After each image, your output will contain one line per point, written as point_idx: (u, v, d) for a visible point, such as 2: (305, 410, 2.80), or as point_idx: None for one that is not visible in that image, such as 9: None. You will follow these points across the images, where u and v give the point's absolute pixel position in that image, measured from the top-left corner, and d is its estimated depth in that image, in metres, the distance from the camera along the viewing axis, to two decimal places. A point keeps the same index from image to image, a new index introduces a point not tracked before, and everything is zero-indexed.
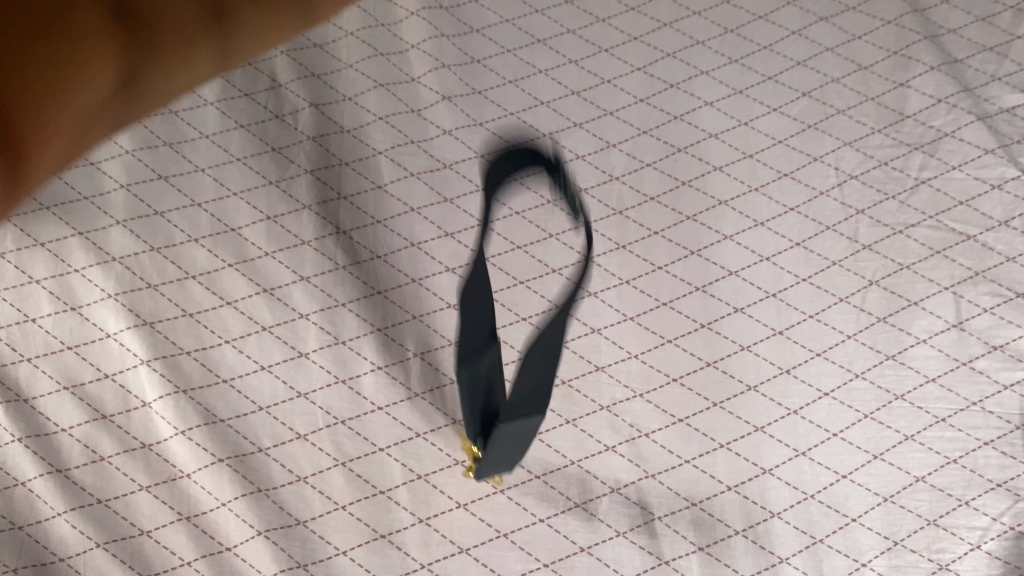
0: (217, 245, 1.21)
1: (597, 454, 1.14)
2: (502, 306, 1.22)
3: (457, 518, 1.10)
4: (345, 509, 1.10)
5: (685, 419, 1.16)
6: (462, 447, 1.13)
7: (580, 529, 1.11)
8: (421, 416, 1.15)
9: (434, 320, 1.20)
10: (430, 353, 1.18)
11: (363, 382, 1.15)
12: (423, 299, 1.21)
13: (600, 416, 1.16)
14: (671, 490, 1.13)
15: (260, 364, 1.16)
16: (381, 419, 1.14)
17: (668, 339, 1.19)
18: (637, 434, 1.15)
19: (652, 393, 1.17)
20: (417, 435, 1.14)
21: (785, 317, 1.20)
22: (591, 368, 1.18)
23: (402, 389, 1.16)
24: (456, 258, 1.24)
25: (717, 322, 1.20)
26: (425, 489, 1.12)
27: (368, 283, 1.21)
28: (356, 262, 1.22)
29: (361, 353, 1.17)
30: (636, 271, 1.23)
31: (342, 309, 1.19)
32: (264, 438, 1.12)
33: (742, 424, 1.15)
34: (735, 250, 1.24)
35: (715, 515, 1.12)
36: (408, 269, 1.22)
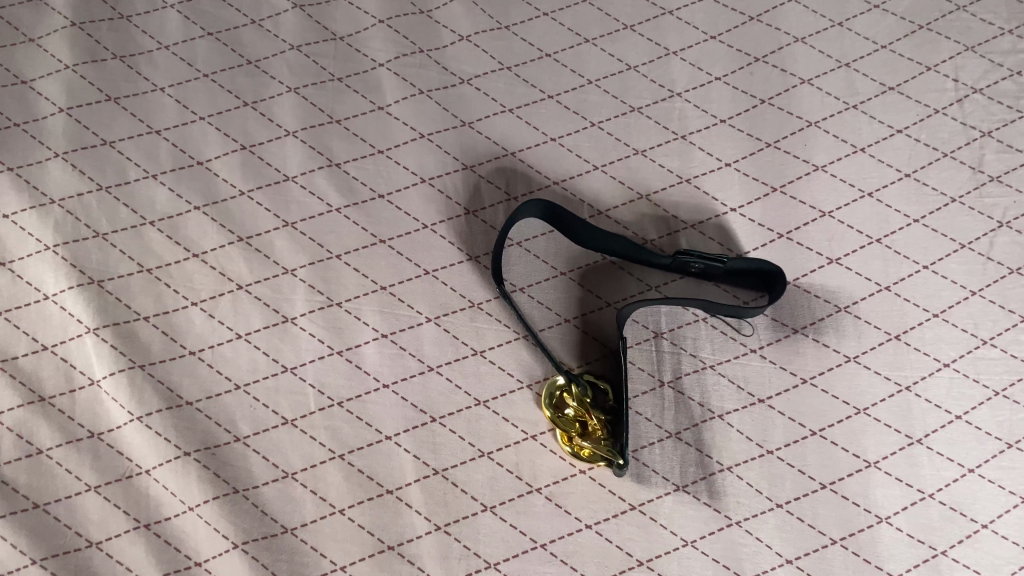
0: (180, 183, 0.98)
1: (657, 442, 0.92)
2: (536, 258, 0.98)
3: (483, 524, 0.88)
4: (344, 513, 0.88)
5: (766, 400, 0.93)
6: (488, 434, 0.92)
7: (637, 537, 0.88)
8: (437, 396, 0.93)
9: (450, 276, 0.97)
10: (447, 317, 0.95)
11: (364, 354, 0.93)
12: (438, 249, 0.97)
13: (659, 394, 0.94)
14: (751, 487, 0.90)
15: (236, 333, 0.93)
16: (389, 399, 0.92)
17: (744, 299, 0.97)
18: (708, 417, 0.92)
19: (725, 365, 0.94)
20: (433, 420, 0.92)
21: (894, 267, 0.96)
22: (648, 335, 0.96)
23: (413, 362, 0.93)
24: (478, 198, 0.99)
25: (806, 277, 0.96)
26: (443, 489, 0.89)
27: (368, 230, 0.97)
28: (353, 203, 0.98)
29: (362, 319, 0.94)
30: (704, 213, 0.99)
31: (337, 263, 0.96)
32: (242, 424, 0.90)
33: (840, 405, 0.92)
34: (830, 184, 0.99)
35: (807, 520, 0.88)
36: (419, 211, 0.98)
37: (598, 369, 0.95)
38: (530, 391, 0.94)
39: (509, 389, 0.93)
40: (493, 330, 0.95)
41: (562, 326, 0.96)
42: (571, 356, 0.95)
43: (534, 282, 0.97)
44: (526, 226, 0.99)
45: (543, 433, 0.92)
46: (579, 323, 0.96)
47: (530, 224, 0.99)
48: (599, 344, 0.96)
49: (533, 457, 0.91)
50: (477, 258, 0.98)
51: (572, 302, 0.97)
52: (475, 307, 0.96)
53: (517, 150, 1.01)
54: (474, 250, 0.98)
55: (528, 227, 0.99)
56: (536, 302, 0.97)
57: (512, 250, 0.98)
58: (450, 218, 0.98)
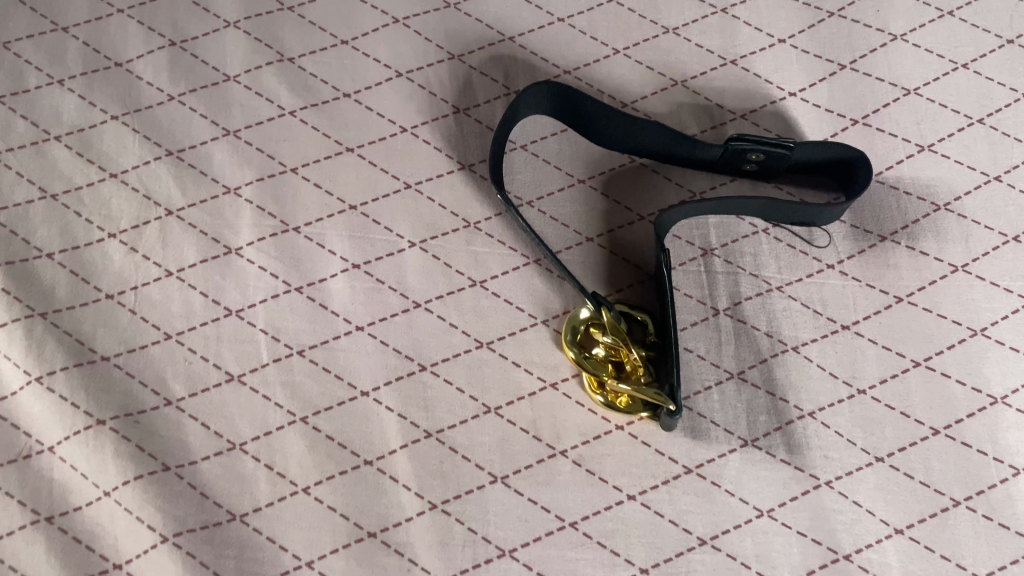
0: (93, 88, 0.77)
1: (715, 386, 0.70)
2: (547, 164, 0.77)
3: (493, 500, 0.67)
4: (308, 493, 0.67)
5: (852, 326, 0.72)
6: (494, 385, 0.70)
7: (696, 508, 0.67)
8: (426, 339, 0.71)
9: (438, 190, 0.76)
10: (436, 241, 0.74)
11: (331, 289, 0.72)
12: (421, 158, 0.76)
13: (714, 325, 0.72)
14: (841, 437, 0.68)
15: (165, 269, 0.72)
16: (364, 345, 0.71)
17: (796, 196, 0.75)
18: (779, 350, 0.71)
19: (796, 286, 0.73)
20: (423, 369, 0.70)
21: (1003, 153, 0.75)
22: (694, 254, 0.75)
23: (394, 297, 0.72)
24: (470, 93, 0.78)
25: (894, 169, 0.75)
26: (438, 457, 0.68)
27: (332, 137, 0.77)
28: (312, 105, 0.78)
29: (327, 246, 0.73)
30: (755, 101, 0.79)
31: (294, 178, 0.75)
32: (174, 383, 0.69)
33: (949, 328, 0.71)
34: (912, 56, 0.79)
35: (920, 476, 0.67)
36: (395, 111, 0.78)
37: (633, 297, 0.74)
38: (547, 328, 0.73)
39: (520, 327, 0.72)
40: (495, 256, 0.74)
41: (584, 246, 0.75)
42: (597, 281, 0.74)
43: (545, 194, 0.76)
44: (535, 123, 0.78)
45: (565, 380, 0.71)
46: (606, 241, 0.75)
47: (539, 121, 0.79)
48: (633, 266, 0.74)
49: (554, 411, 0.70)
50: (472, 167, 0.76)
51: (595, 217, 0.76)
52: (472, 227, 0.75)
53: (515, 35, 0.81)
54: (468, 157, 0.77)
55: (537, 125, 0.78)
56: (548, 218, 0.76)
57: (517, 154, 0.77)
58: (435, 118, 0.78)
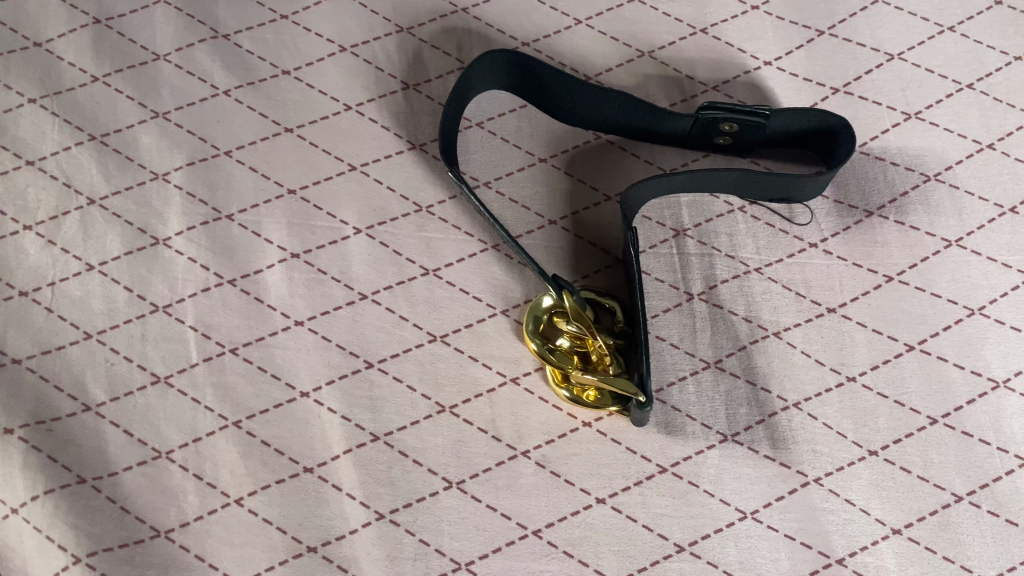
0: (9, 70, 0.71)
1: (690, 377, 0.64)
2: (505, 142, 0.71)
3: (447, 509, 0.60)
4: (242, 505, 0.60)
5: (839, 309, 0.66)
6: (448, 382, 0.64)
7: (672, 511, 0.61)
8: (373, 332, 0.65)
9: (385, 172, 0.69)
10: (384, 227, 0.68)
11: (268, 281, 0.66)
12: (367, 138, 0.70)
13: (688, 311, 0.66)
14: (830, 430, 0.62)
15: (85, 263, 0.66)
16: (304, 341, 0.64)
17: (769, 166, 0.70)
18: (759, 337, 0.65)
19: (776, 267, 0.67)
20: (369, 367, 0.64)
21: (996, 119, 0.70)
22: (666, 235, 0.69)
23: (338, 288, 0.66)
24: (420, 68, 0.73)
25: (879, 139, 0.70)
26: (386, 462, 0.61)
27: (269, 117, 0.71)
28: (248, 84, 0.72)
29: (264, 234, 0.67)
30: (728, 71, 0.73)
31: (228, 162, 0.69)
32: (93, 387, 0.63)
33: (944, 307, 0.65)
34: (895, 20, 0.73)
35: (918, 469, 0.61)
36: (339, 89, 0.72)
37: (599, 283, 0.67)
38: (507, 319, 0.66)
39: (478, 318, 0.66)
40: (450, 242, 0.68)
41: (546, 230, 0.69)
42: (561, 267, 0.68)
43: (503, 174, 0.70)
44: (491, 100, 0.72)
45: (527, 375, 0.64)
46: (570, 223, 0.69)
47: (496, 97, 0.72)
48: (599, 249, 0.68)
49: (515, 409, 0.63)
50: (423, 146, 0.70)
51: (558, 199, 0.70)
52: (424, 211, 0.69)
53: (469, 6, 0.75)
54: (418, 136, 0.71)
55: (494, 101, 0.72)
56: (506, 200, 0.69)
57: (472, 133, 0.71)
58: (382, 95, 0.72)
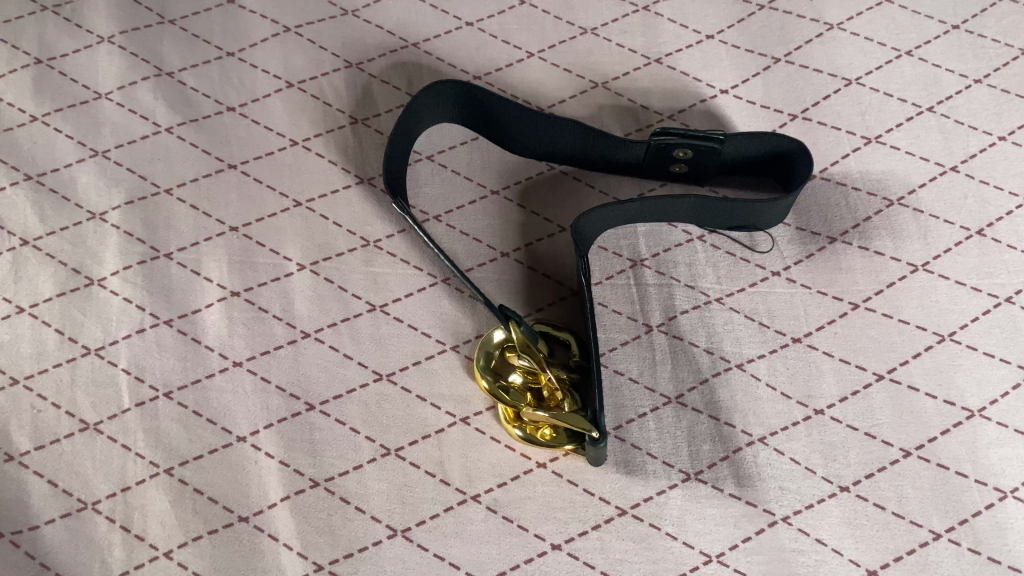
0: None
1: (650, 412, 0.61)
2: (456, 175, 0.69)
3: (391, 559, 0.56)
4: (170, 559, 0.56)
5: (804, 339, 0.63)
6: (394, 423, 0.60)
7: (632, 556, 0.57)
8: (315, 372, 0.62)
9: (332, 207, 0.67)
10: (329, 262, 0.65)
11: (207, 321, 0.63)
12: (313, 173, 0.68)
13: (647, 343, 0.63)
14: (799, 466, 0.59)
15: (16, 305, 0.63)
16: (242, 383, 0.61)
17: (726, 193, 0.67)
18: (722, 369, 0.62)
19: (737, 297, 0.65)
20: (310, 409, 0.60)
21: (958, 141, 0.68)
22: (623, 266, 0.66)
23: (279, 327, 0.63)
24: (368, 103, 0.71)
25: (840, 164, 0.68)
26: (326, 510, 0.57)
27: (213, 153, 0.69)
28: (192, 121, 0.70)
29: (203, 273, 0.65)
30: (683, 99, 0.72)
31: (168, 200, 0.67)
32: (18, 434, 0.59)
33: (913, 334, 0.62)
34: (852, 45, 0.72)
35: (893, 506, 0.57)
36: (284, 125, 0.70)
37: (554, 316, 0.64)
38: (458, 356, 0.63)
39: (427, 356, 0.63)
40: (398, 276, 0.65)
41: (498, 263, 0.66)
42: (514, 301, 0.65)
43: (454, 207, 0.68)
44: (442, 132, 0.70)
45: (478, 414, 0.61)
46: (524, 256, 0.66)
47: (447, 130, 0.70)
48: (554, 282, 0.66)
49: (465, 450, 0.60)
50: (371, 180, 0.68)
51: (511, 231, 0.67)
52: (372, 246, 0.66)
53: (419, 41, 0.74)
54: (366, 170, 0.69)
55: (445, 134, 0.70)
56: (457, 233, 0.67)
57: (422, 166, 0.69)
58: (329, 130, 0.70)
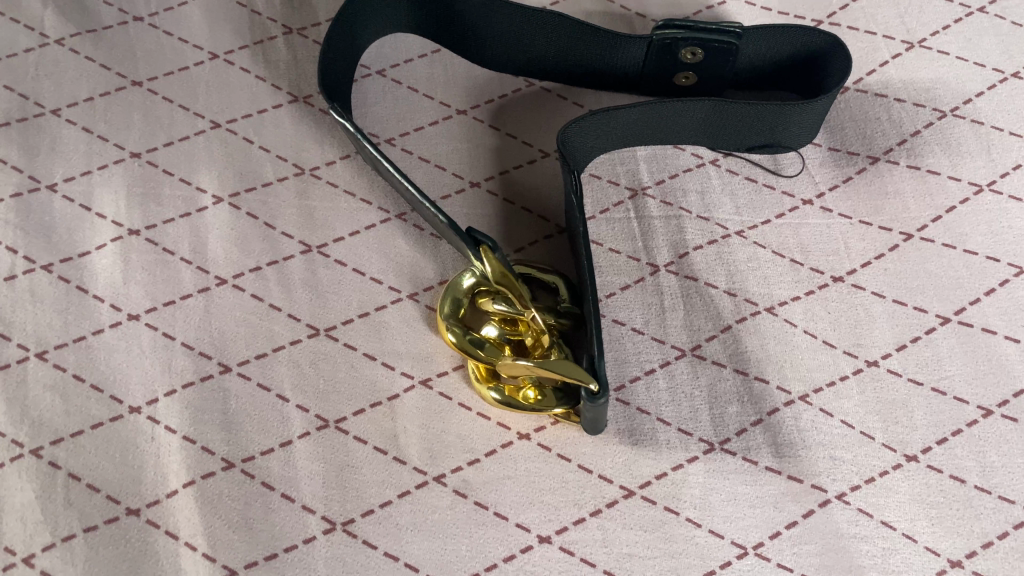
0: None
1: (660, 369, 0.48)
2: (413, 92, 0.56)
3: (328, 560, 0.43)
4: (32, 566, 0.42)
5: (847, 278, 0.51)
6: (334, 388, 0.47)
7: (645, 550, 0.44)
8: (233, 327, 0.48)
9: (258, 130, 0.54)
10: (254, 194, 0.52)
11: (96, 265, 0.50)
12: (236, 90, 0.55)
13: (653, 287, 0.51)
14: (852, 430, 0.46)
15: None
16: (138, 341, 0.47)
17: None
18: (748, 314, 0.49)
19: (762, 230, 0.52)
20: (225, 372, 0.47)
21: (1018, 45, 0.56)
22: (620, 197, 0.54)
23: (188, 272, 0.50)
24: (306, 10, 0.58)
25: (879, 73, 0.56)
26: (242, 498, 0.44)
27: (112, 69, 0.56)
28: (87, 31, 0.57)
29: (94, 207, 0.51)
30: (686, 7, 0.60)
31: (54, 122, 0.54)
32: None
33: (983, 268, 0.50)
34: None
35: (976, 477, 0.45)
36: (202, 36, 0.57)
37: (537, 256, 0.52)
38: (417, 306, 0.50)
39: (377, 306, 0.50)
40: (341, 211, 0.52)
41: (467, 195, 0.54)
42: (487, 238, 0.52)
43: (411, 129, 0.55)
44: (395, 43, 0.58)
45: (442, 376, 0.48)
46: (498, 185, 0.54)
47: (402, 40, 0.58)
48: (536, 216, 0.53)
49: (426, 420, 0.46)
50: (307, 98, 0.56)
51: (481, 157, 0.55)
52: (307, 175, 0.53)
53: None
54: (301, 86, 0.56)
55: (399, 45, 0.58)
56: (414, 159, 0.54)
57: (370, 83, 0.57)
58: (257, 41, 0.57)
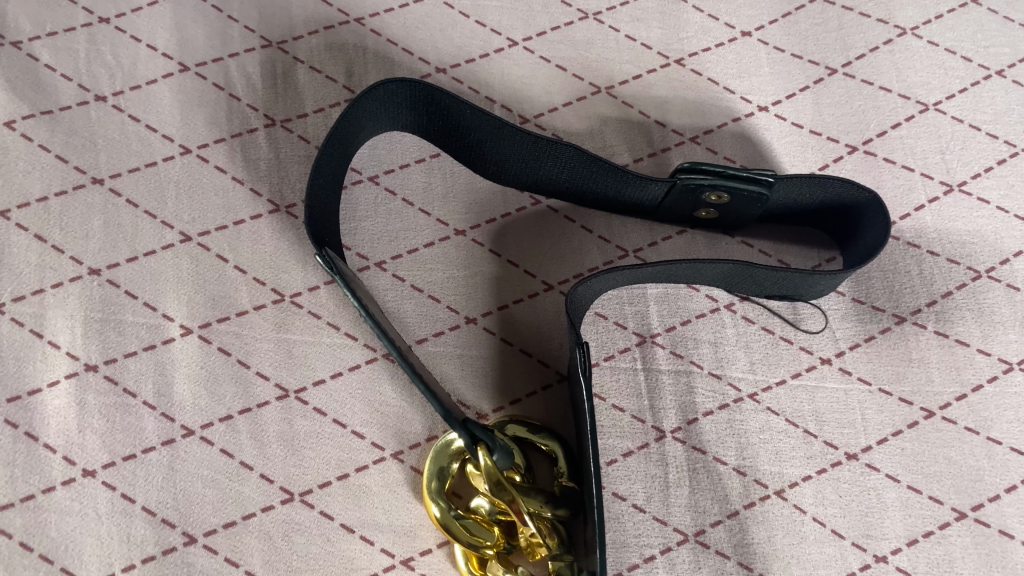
0: None
1: (660, 556, 0.45)
2: (407, 205, 0.51)
3: None
4: None
5: (860, 456, 0.47)
6: (309, 566, 0.43)
7: None
8: (199, 488, 0.44)
9: (233, 245, 0.49)
10: (227, 325, 0.47)
11: (48, 407, 0.45)
12: (210, 195, 0.50)
13: (658, 456, 0.47)
14: None
15: None
16: (94, 503, 0.43)
17: (765, 251, 0.52)
18: (757, 498, 0.46)
19: (776, 392, 0.49)
20: (190, 544, 0.43)
21: None
22: (627, 342, 0.50)
23: (151, 419, 0.45)
24: (292, 98, 0.52)
25: (914, 217, 0.52)
26: None
27: (70, 161, 0.49)
28: (43, 112, 0.50)
29: (46, 334, 0.46)
30: (710, 117, 0.55)
31: (2, 226, 0.48)
32: None
33: (1005, 460, 0.48)
34: (929, 58, 0.56)
35: None
36: (173, 124, 0.51)
37: (535, 410, 0.48)
38: (402, 467, 0.46)
39: (358, 466, 0.45)
40: (323, 348, 0.47)
41: (461, 332, 0.49)
42: (481, 388, 0.48)
43: (403, 251, 0.50)
44: (391, 146, 0.52)
45: (426, 554, 0.44)
46: (496, 323, 0.49)
47: (399, 141, 0.53)
48: (536, 360, 0.49)
49: None
50: (289, 208, 0.50)
51: (479, 287, 0.50)
52: (287, 302, 0.48)
53: (364, 16, 0.55)
54: (284, 193, 0.50)
55: (396, 146, 0.53)
56: (406, 288, 0.49)
57: (362, 191, 0.51)
58: (236, 134, 0.51)
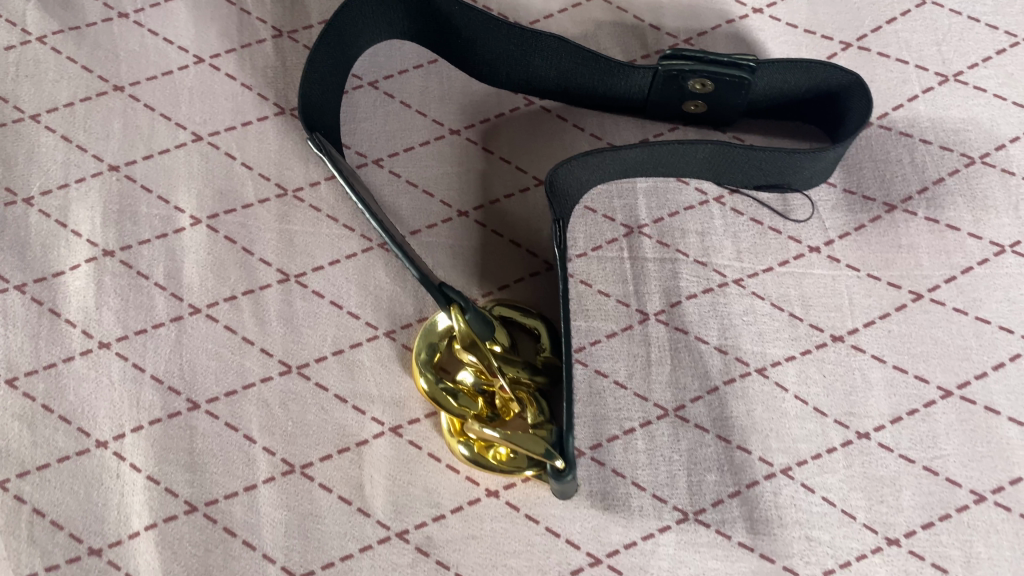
0: None
1: (640, 429, 0.46)
2: (405, 107, 0.53)
3: None
4: None
5: (846, 338, 0.48)
6: (302, 432, 0.46)
7: None
8: (204, 360, 0.47)
9: (241, 144, 0.52)
10: (233, 216, 0.50)
11: (69, 287, 0.49)
12: (221, 99, 0.53)
13: (640, 336, 0.48)
14: (832, 508, 0.44)
15: None
16: (108, 371, 0.47)
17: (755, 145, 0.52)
18: (738, 375, 0.47)
19: (762, 278, 0.49)
20: (193, 409, 0.46)
21: None
22: (614, 234, 0.51)
23: (162, 298, 0.48)
24: (299, 11, 0.55)
25: (908, 107, 0.52)
26: (201, 544, 0.44)
27: (95, 71, 0.53)
28: (71, 28, 0.54)
29: (69, 224, 0.50)
30: (704, 19, 0.55)
31: (33, 129, 0.52)
32: None
33: (993, 339, 0.47)
34: None
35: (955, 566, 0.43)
36: (188, 37, 0.54)
37: (522, 295, 0.49)
38: (392, 345, 0.48)
39: (351, 343, 0.48)
40: (322, 237, 0.50)
41: (452, 224, 0.51)
42: (471, 274, 0.50)
43: (399, 150, 0.52)
44: (391, 53, 0.55)
45: (413, 423, 0.46)
46: (486, 215, 0.51)
47: (398, 49, 0.55)
48: (524, 250, 0.50)
49: (393, 471, 0.45)
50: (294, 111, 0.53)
51: (472, 182, 0.52)
52: (289, 196, 0.51)
53: None
54: (288, 97, 0.53)
55: (395, 54, 0.55)
56: (401, 184, 0.52)
57: (362, 95, 0.54)
58: (245, 44, 0.54)
